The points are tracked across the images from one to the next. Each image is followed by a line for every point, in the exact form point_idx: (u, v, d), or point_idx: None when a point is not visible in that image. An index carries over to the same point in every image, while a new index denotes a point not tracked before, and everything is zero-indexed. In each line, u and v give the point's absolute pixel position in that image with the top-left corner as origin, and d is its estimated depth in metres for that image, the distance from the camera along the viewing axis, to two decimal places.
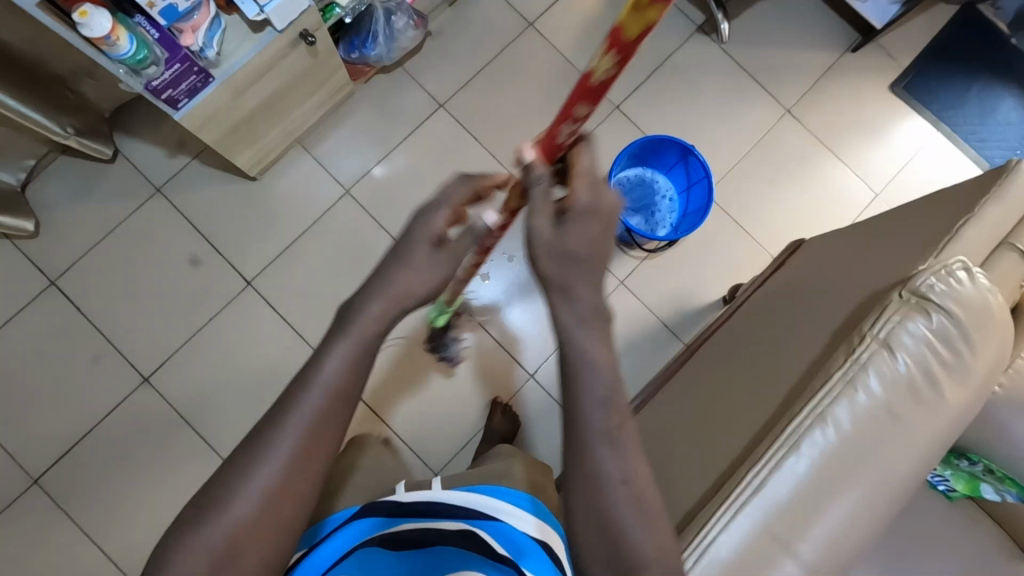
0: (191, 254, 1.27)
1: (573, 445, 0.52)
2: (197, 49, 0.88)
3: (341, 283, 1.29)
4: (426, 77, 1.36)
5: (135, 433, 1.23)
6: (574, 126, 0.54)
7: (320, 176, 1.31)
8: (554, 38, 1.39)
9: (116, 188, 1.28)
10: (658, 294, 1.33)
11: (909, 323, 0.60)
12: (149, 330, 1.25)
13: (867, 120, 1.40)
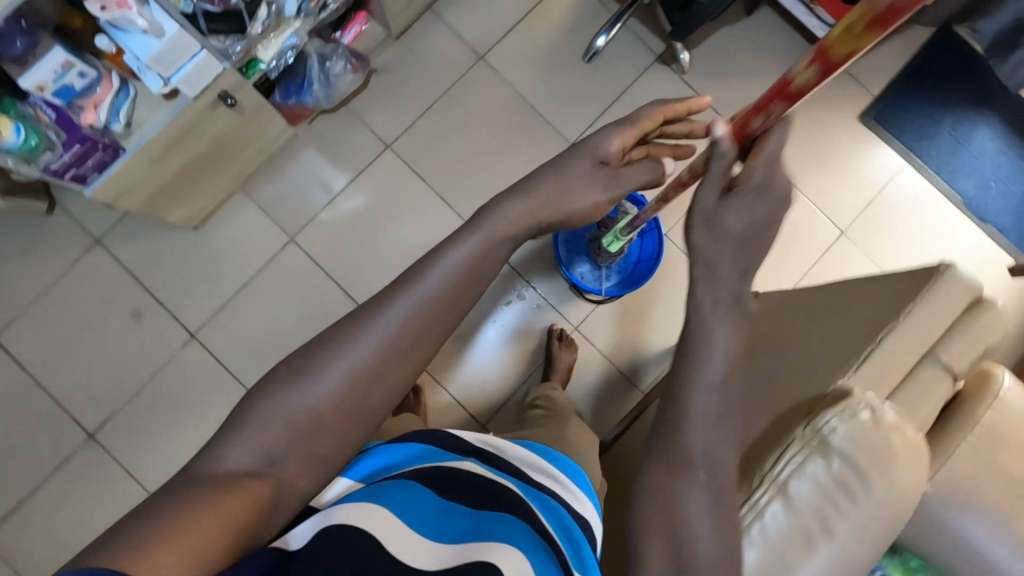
0: (134, 308, 1.25)
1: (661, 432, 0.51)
2: (101, 125, 0.84)
3: (287, 333, 1.26)
4: (372, 115, 1.30)
5: (81, 490, 1.21)
6: (767, 120, 0.53)
7: (264, 224, 1.28)
8: (506, 71, 1.32)
9: (55, 239, 1.25)
10: (612, 340, 1.30)
11: (809, 465, 0.61)
12: (93, 386, 1.23)
13: (833, 153, 1.35)
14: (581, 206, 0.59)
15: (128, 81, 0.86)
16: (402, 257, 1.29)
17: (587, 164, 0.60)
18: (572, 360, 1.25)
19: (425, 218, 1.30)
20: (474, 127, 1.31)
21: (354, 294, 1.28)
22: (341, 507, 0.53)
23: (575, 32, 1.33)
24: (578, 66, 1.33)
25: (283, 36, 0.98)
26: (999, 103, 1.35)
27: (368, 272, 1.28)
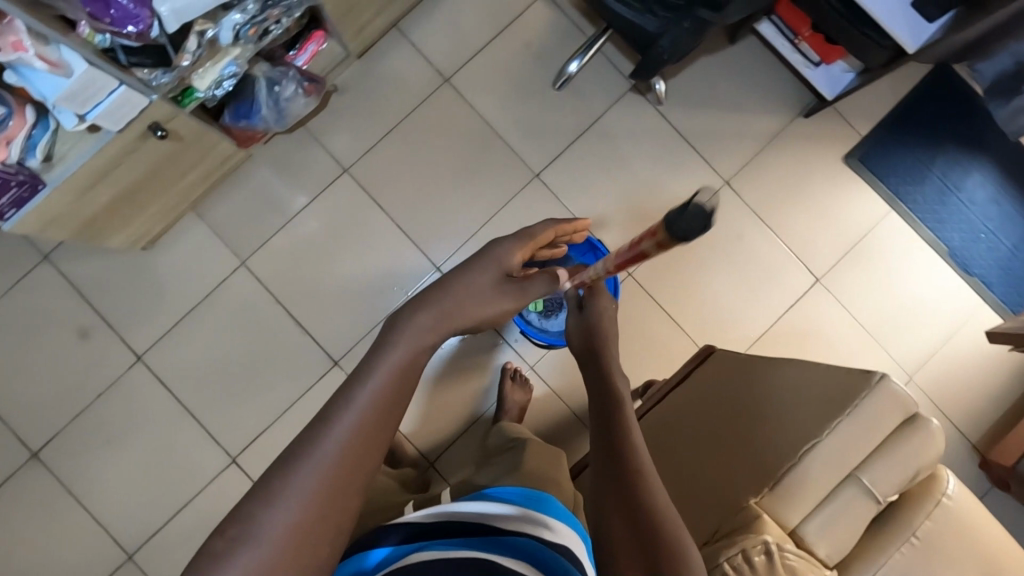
0: (81, 328, 1.23)
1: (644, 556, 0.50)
2: (14, 162, 0.80)
3: (235, 359, 1.24)
4: (331, 137, 1.26)
5: (22, 509, 1.20)
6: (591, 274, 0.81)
7: (215, 246, 1.24)
8: (472, 97, 1.28)
9: (1, 254, 1.22)
10: (568, 380, 1.26)
11: None
12: (37, 405, 1.22)
13: (811, 196, 1.29)
14: (484, 307, 0.58)
15: (47, 113, 0.82)
16: (354, 286, 1.25)
17: (489, 269, 0.59)
18: (525, 401, 1.20)
19: (381, 246, 1.26)
20: (435, 153, 1.27)
21: (305, 324, 1.24)
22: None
23: (545, 59, 1.29)
24: (547, 94, 1.28)
25: (220, 64, 0.93)
26: (992, 150, 1.28)
27: (319, 300, 1.25)
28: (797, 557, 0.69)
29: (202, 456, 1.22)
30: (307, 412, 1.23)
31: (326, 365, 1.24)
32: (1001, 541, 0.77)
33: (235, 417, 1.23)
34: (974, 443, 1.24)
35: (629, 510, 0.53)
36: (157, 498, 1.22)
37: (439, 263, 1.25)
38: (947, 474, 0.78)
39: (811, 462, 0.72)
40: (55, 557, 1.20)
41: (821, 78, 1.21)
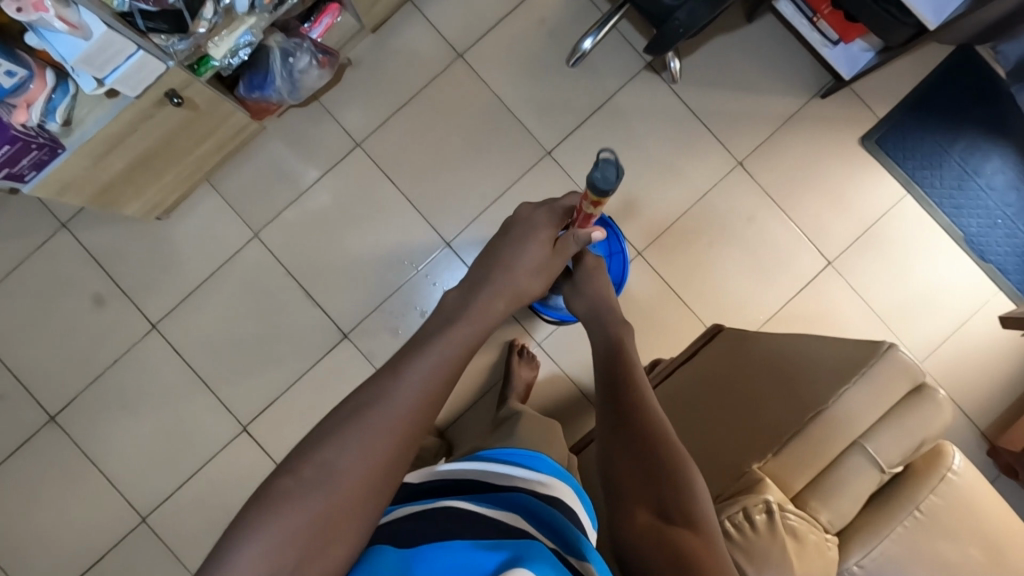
0: (96, 295, 1.25)
1: (623, 398, 0.62)
2: (34, 125, 0.82)
3: (246, 329, 1.26)
4: (344, 111, 1.27)
5: (41, 471, 1.24)
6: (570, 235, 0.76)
7: (228, 218, 1.26)
8: (484, 73, 1.27)
9: (21, 221, 1.24)
10: (575, 358, 1.27)
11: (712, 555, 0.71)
12: (54, 370, 1.25)
13: (824, 179, 1.28)
14: None
15: (66, 78, 0.83)
16: (365, 260, 1.26)
17: None
18: (531, 378, 1.21)
19: (391, 221, 1.26)
20: (447, 128, 1.27)
21: (316, 295, 1.26)
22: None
23: (559, 35, 1.28)
24: (560, 71, 1.28)
25: (236, 32, 0.94)
26: (1014, 134, 1.25)
27: (329, 272, 1.26)
28: (798, 518, 0.70)
29: (213, 423, 1.25)
30: (316, 383, 1.25)
31: (336, 336, 1.26)
32: (1003, 520, 0.77)
33: (245, 386, 1.25)
34: (983, 430, 1.23)
35: (640, 452, 0.57)
36: (169, 463, 1.25)
37: (449, 239, 1.26)
38: (951, 449, 0.78)
39: (819, 429, 0.72)
40: (70, 515, 1.23)
41: (839, 58, 1.19)
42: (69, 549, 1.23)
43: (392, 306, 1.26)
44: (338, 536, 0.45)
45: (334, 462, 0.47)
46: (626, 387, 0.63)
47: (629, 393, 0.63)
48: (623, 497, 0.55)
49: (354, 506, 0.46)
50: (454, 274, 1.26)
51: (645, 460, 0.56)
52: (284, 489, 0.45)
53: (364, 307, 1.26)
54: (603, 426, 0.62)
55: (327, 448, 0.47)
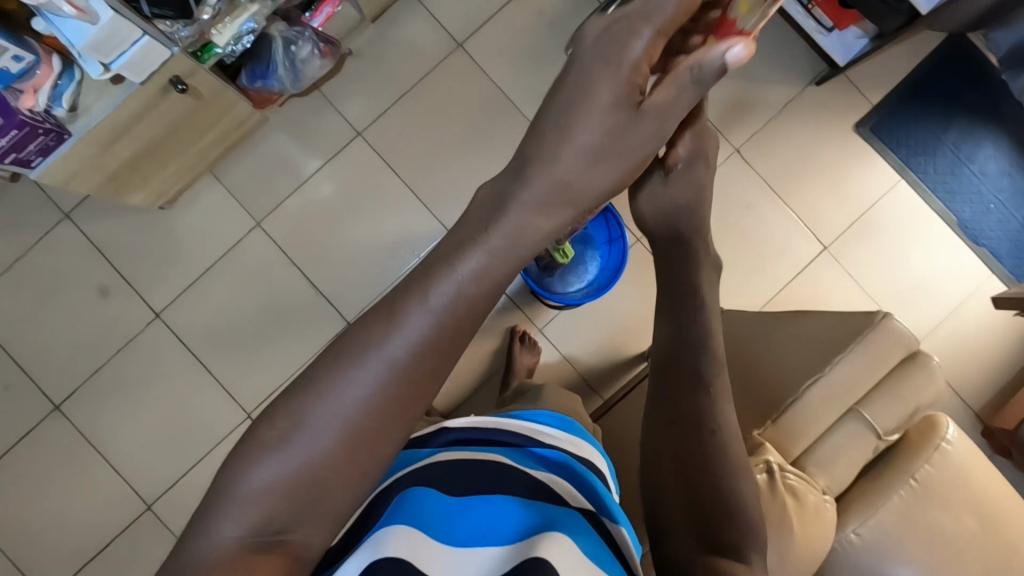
0: (99, 285, 1.26)
1: (687, 407, 0.51)
2: (41, 110, 0.83)
3: (250, 318, 1.27)
4: (345, 101, 1.28)
5: (47, 459, 1.25)
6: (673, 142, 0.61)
7: (231, 207, 1.27)
8: (483, 62, 1.29)
9: (23, 212, 1.25)
10: (576, 344, 1.29)
11: None
12: (59, 360, 1.25)
13: (820, 165, 1.30)
14: None
15: (72, 64, 0.84)
16: (367, 248, 1.27)
17: None
18: (532, 364, 1.23)
19: (393, 210, 1.27)
20: (447, 117, 1.28)
21: (319, 284, 1.27)
22: (386, 531, 0.47)
23: (556, 25, 1.30)
24: (558, 60, 1.29)
25: (239, 19, 0.95)
26: (1005, 120, 1.27)
27: (331, 261, 1.27)
28: (796, 478, 0.73)
29: (218, 412, 1.26)
30: None
31: (339, 324, 1.27)
32: (997, 490, 0.79)
33: (250, 375, 1.26)
34: (977, 412, 1.25)
35: (696, 454, 0.49)
36: (174, 451, 1.26)
37: (450, 228, 1.27)
38: (945, 420, 0.80)
39: (812, 399, 0.75)
40: (77, 504, 1.24)
41: (833, 45, 1.20)
42: (75, 538, 1.24)
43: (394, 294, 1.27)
44: (334, 488, 0.41)
45: (321, 414, 0.40)
46: (690, 396, 0.52)
47: (698, 376, 0.53)
48: (660, 501, 0.49)
49: (348, 460, 0.41)
50: None
51: (698, 463, 0.49)
52: (263, 439, 0.40)
53: (367, 295, 1.27)
54: (656, 435, 0.52)
55: (311, 400, 0.40)
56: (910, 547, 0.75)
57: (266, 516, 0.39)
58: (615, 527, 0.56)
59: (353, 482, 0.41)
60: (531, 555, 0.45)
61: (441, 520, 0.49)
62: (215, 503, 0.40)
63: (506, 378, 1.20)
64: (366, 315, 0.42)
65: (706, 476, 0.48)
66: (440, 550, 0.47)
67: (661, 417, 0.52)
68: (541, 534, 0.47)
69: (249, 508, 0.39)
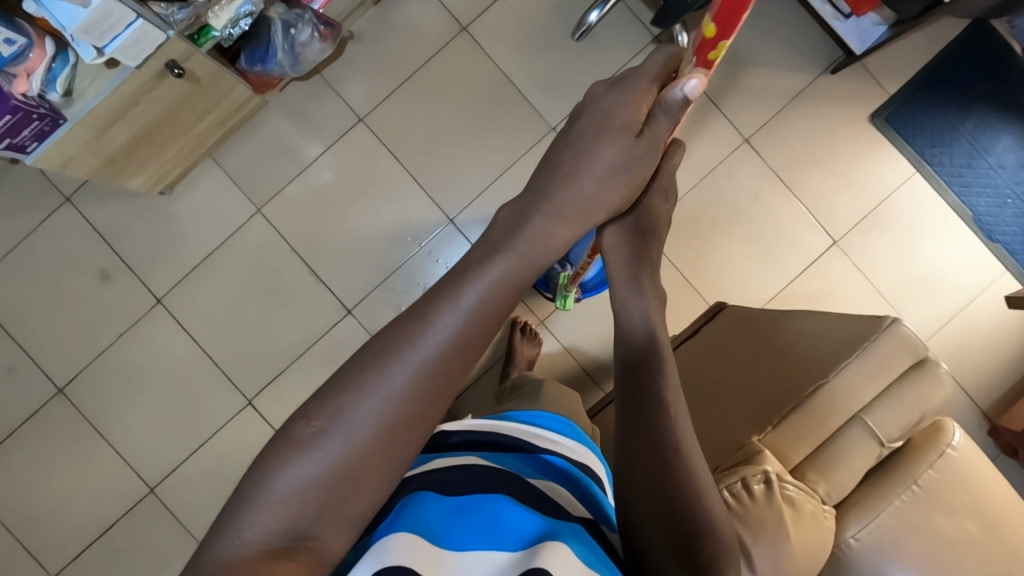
0: (101, 269, 1.26)
1: (658, 428, 0.52)
2: (35, 95, 0.82)
3: (251, 304, 1.26)
4: (346, 85, 1.26)
5: (51, 440, 1.26)
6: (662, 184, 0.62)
7: (231, 193, 1.26)
8: (488, 46, 1.26)
9: (23, 195, 1.24)
10: (578, 337, 1.27)
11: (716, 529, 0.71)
12: (62, 344, 1.26)
13: (832, 156, 1.26)
14: None
15: (66, 47, 0.83)
16: (368, 236, 1.26)
17: None
18: (534, 355, 1.22)
19: (394, 197, 1.26)
20: (449, 102, 1.26)
21: (319, 272, 1.26)
22: (388, 540, 0.44)
23: (563, 9, 1.26)
24: (564, 44, 1.26)
25: (236, 2, 0.93)
26: None
27: (332, 249, 1.26)
28: (796, 489, 0.71)
29: (219, 399, 1.26)
30: (320, 358, 1.26)
31: (340, 312, 1.26)
32: (1001, 494, 0.78)
33: (250, 362, 1.26)
34: (984, 410, 1.23)
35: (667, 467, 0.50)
36: (177, 437, 1.27)
37: (452, 216, 1.26)
38: (951, 425, 0.79)
39: (816, 404, 0.74)
40: (82, 484, 1.26)
41: (850, 31, 1.16)
42: (80, 520, 1.26)
43: (394, 283, 1.26)
44: (362, 488, 0.40)
45: (358, 410, 0.40)
46: (657, 416, 0.52)
47: (660, 387, 0.54)
48: (640, 518, 0.50)
49: (379, 460, 0.40)
50: (457, 251, 1.26)
51: (671, 476, 0.50)
52: (301, 433, 0.40)
53: (368, 283, 1.26)
54: (628, 455, 0.52)
55: (347, 396, 0.40)
56: (912, 552, 0.74)
57: (294, 515, 0.38)
58: (613, 535, 0.56)
59: (384, 482, 0.41)
60: (538, 564, 0.44)
61: (441, 526, 0.47)
62: (238, 505, 0.38)
63: (507, 369, 1.19)
64: (377, 332, 0.43)
65: (681, 495, 0.49)
66: (443, 556, 0.45)
67: (631, 437, 0.52)
68: (549, 542, 0.46)
69: (279, 507, 0.38)
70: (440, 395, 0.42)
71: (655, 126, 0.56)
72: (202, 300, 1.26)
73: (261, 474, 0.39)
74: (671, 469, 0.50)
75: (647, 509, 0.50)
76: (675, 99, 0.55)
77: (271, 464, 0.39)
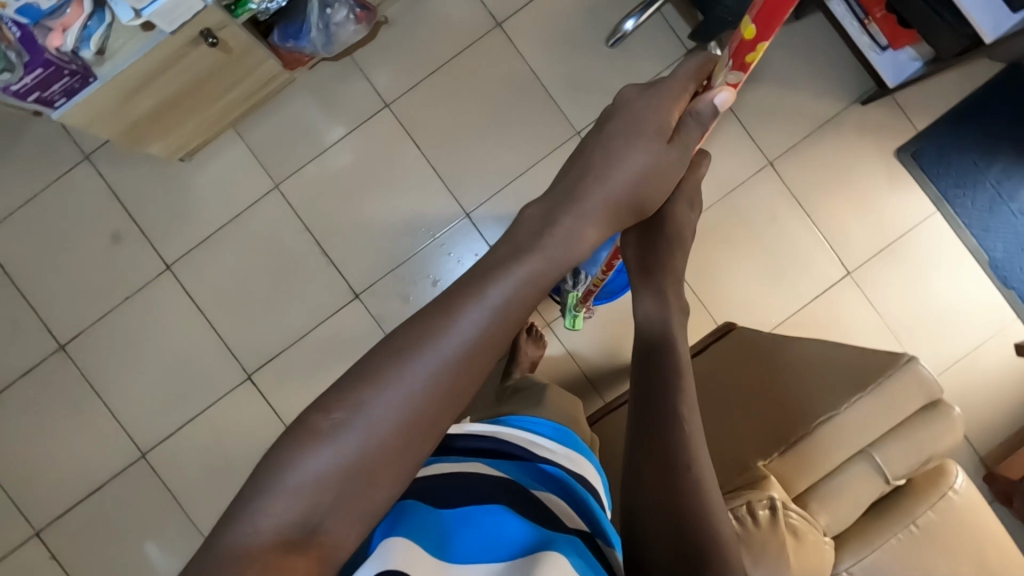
0: (113, 230, 1.26)
1: (679, 444, 0.50)
2: (68, 51, 0.82)
3: (260, 279, 1.26)
4: (376, 70, 1.25)
5: (48, 396, 1.26)
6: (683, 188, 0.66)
7: (251, 167, 1.26)
8: (520, 44, 1.25)
9: (43, 149, 1.24)
10: (584, 344, 1.27)
11: None
12: (67, 301, 1.26)
13: (855, 188, 1.26)
14: None
15: (103, 6, 0.83)
16: (384, 223, 1.26)
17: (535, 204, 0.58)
18: (537, 357, 1.21)
19: (413, 187, 1.25)
20: (477, 96, 1.25)
21: (331, 254, 1.26)
22: (385, 545, 0.44)
23: (599, 14, 1.26)
24: (597, 50, 1.25)
25: None
26: None
27: (346, 232, 1.26)
28: (799, 517, 0.71)
29: (219, 371, 1.26)
30: (324, 340, 1.26)
31: (346, 297, 1.26)
32: (999, 543, 0.77)
33: (253, 337, 1.26)
34: (983, 456, 1.23)
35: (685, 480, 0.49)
36: (174, 404, 1.27)
37: (469, 211, 1.25)
38: (955, 469, 0.79)
39: (824, 436, 0.73)
40: (75, 443, 1.26)
41: (885, 65, 1.15)
42: (70, 478, 1.26)
43: (405, 273, 1.26)
44: (378, 483, 0.40)
45: (377, 405, 0.40)
46: (679, 432, 0.51)
47: (675, 402, 0.53)
48: (643, 533, 0.49)
49: (396, 454, 0.40)
50: (472, 246, 1.25)
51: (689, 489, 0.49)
52: (320, 424, 0.39)
53: (379, 270, 1.26)
54: (640, 468, 0.51)
55: (370, 388, 0.40)
56: None
57: (308, 510, 0.38)
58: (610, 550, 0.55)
59: (401, 481, 0.41)
60: None
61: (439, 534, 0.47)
62: (252, 493, 0.38)
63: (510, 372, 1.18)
64: (403, 325, 0.43)
65: (688, 514, 0.48)
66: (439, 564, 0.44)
67: (646, 452, 0.51)
68: (548, 552, 0.46)
69: (293, 501, 0.38)
70: (460, 395, 0.42)
71: (686, 133, 0.55)
72: (211, 271, 1.26)
73: (280, 464, 0.38)
74: (684, 487, 0.49)
75: (654, 525, 0.49)
76: (705, 108, 0.56)
77: (287, 454, 0.39)
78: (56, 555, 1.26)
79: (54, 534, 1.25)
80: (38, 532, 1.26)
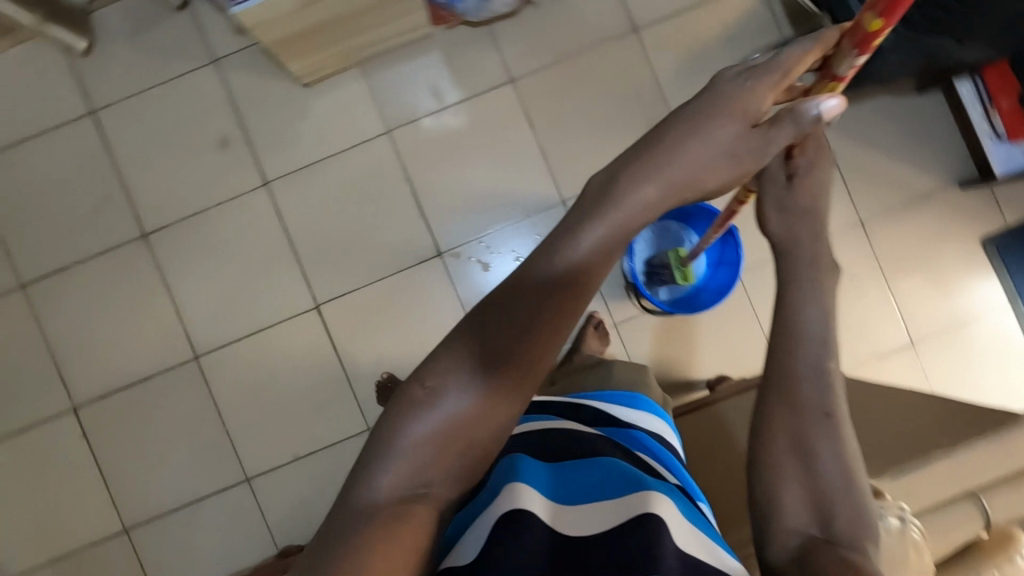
0: (221, 135, 1.28)
1: (795, 413, 0.46)
2: None
3: (349, 215, 1.28)
4: (509, 44, 1.28)
5: (119, 278, 1.29)
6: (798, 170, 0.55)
7: (368, 106, 1.28)
8: (652, 52, 1.28)
9: (175, 43, 1.28)
10: (644, 351, 1.29)
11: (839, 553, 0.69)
12: (160, 192, 1.28)
13: (935, 265, 1.29)
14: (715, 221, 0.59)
15: None
16: (481, 191, 1.28)
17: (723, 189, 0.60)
18: (600, 351, 1.23)
19: (517, 163, 1.28)
20: (599, 91, 1.28)
21: (424, 209, 1.28)
22: (511, 484, 0.52)
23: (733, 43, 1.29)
24: None
25: None
26: None
27: (443, 191, 1.28)
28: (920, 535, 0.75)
29: (288, 295, 1.29)
30: (397, 288, 1.28)
31: (428, 253, 1.28)
32: None
33: (330, 270, 1.28)
34: None
35: (807, 450, 0.46)
36: (237, 315, 1.29)
37: (564, 199, 1.28)
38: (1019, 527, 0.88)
39: None
40: (134, 329, 1.29)
41: (999, 154, 1.20)
42: (121, 362, 1.29)
43: (490, 243, 1.28)
44: (475, 441, 0.45)
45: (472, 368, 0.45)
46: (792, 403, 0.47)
47: (793, 362, 0.48)
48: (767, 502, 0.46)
49: (493, 409, 0.45)
50: None
51: (815, 460, 0.45)
52: (418, 391, 0.45)
53: (466, 234, 1.28)
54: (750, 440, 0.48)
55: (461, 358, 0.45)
56: None
57: (417, 469, 0.45)
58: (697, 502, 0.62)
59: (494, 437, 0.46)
60: (643, 510, 0.49)
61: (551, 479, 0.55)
62: (372, 458, 0.45)
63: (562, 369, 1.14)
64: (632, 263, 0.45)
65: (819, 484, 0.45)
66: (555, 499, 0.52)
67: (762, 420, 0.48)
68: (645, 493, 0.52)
69: (403, 463, 0.44)
70: None
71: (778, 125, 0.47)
72: (305, 196, 1.28)
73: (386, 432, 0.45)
74: (807, 458, 0.45)
75: (785, 498, 0.45)
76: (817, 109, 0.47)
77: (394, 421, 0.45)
78: (89, 433, 1.28)
79: (93, 413, 1.28)
80: (77, 408, 1.28)
